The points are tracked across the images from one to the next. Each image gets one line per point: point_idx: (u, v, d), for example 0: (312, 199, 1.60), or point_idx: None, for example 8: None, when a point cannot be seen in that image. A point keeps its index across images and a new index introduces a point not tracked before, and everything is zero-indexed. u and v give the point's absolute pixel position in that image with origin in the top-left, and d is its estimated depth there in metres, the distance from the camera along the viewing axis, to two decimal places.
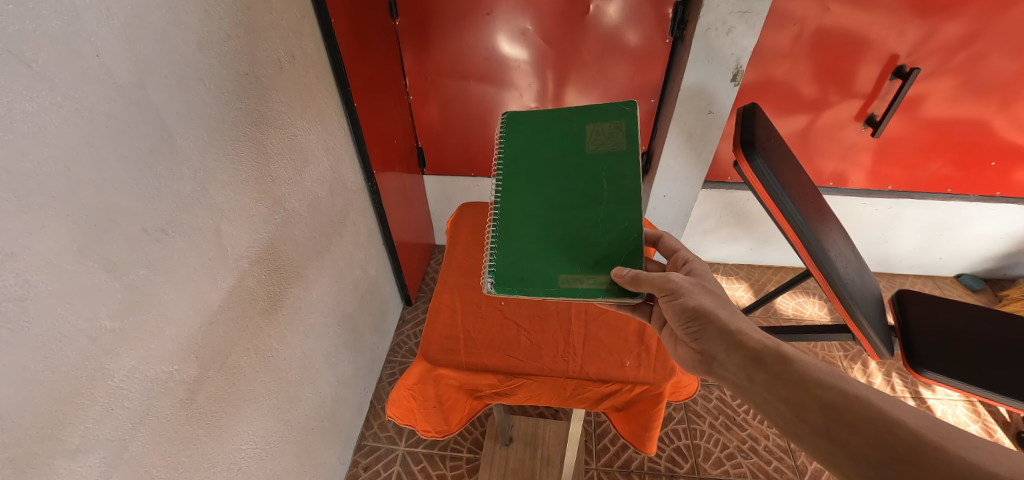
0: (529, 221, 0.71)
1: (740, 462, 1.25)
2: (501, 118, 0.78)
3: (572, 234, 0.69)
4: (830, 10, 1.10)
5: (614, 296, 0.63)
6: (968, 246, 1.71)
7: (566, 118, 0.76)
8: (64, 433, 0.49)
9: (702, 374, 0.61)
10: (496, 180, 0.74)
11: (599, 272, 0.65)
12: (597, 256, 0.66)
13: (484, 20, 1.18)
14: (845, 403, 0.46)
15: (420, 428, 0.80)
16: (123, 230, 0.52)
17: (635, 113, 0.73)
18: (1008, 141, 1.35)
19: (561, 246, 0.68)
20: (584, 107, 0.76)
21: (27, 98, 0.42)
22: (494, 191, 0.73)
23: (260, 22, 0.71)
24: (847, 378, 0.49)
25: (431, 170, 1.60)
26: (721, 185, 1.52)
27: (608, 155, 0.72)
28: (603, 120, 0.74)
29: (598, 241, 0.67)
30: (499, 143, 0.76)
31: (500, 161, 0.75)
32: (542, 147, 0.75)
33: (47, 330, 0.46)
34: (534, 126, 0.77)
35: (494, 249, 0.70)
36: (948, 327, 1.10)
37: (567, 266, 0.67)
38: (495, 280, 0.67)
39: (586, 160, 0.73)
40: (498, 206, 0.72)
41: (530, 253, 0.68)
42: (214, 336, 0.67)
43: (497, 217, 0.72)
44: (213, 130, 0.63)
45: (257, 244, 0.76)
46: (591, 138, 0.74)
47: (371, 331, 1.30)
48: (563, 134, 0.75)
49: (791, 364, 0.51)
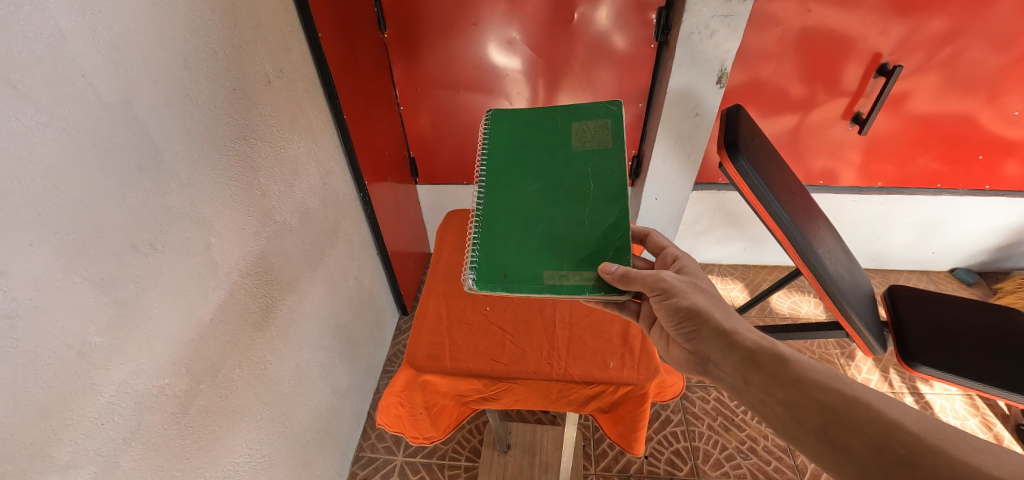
0: (514, 217, 0.71)
1: (740, 463, 1.25)
2: (486, 115, 0.79)
3: (559, 230, 0.69)
4: (812, 11, 1.12)
5: (601, 292, 0.63)
6: (960, 241, 1.72)
7: (551, 118, 0.78)
8: (54, 449, 0.49)
9: (697, 374, 0.61)
10: (481, 179, 0.75)
11: (585, 268, 0.66)
12: (583, 253, 0.67)
13: (472, 30, 1.20)
14: (843, 405, 0.46)
15: (409, 435, 0.80)
16: (111, 246, 0.53)
17: (621, 113, 0.74)
18: (995, 133, 1.37)
19: (546, 243, 0.68)
20: (569, 107, 0.78)
21: (14, 119, 0.43)
22: (478, 189, 0.74)
23: (247, 39, 0.73)
24: (845, 379, 0.49)
25: (424, 179, 1.61)
26: (712, 187, 1.53)
27: (594, 153, 0.73)
28: (589, 119, 0.75)
29: (584, 237, 0.68)
30: (485, 139, 0.77)
31: (486, 160, 0.76)
32: (527, 145, 0.76)
33: (35, 346, 0.46)
34: (519, 126, 0.78)
35: (477, 245, 0.69)
36: (941, 322, 1.10)
37: (552, 262, 0.67)
38: (478, 276, 0.67)
39: (572, 158, 0.74)
40: (482, 203, 0.73)
41: (515, 250, 0.68)
42: (206, 349, 0.68)
43: (481, 214, 0.72)
44: (201, 145, 0.64)
45: (247, 258, 0.76)
46: (577, 136, 0.75)
47: (366, 341, 1.30)
48: (548, 133, 0.77)
49: (789, 365, 0.52)
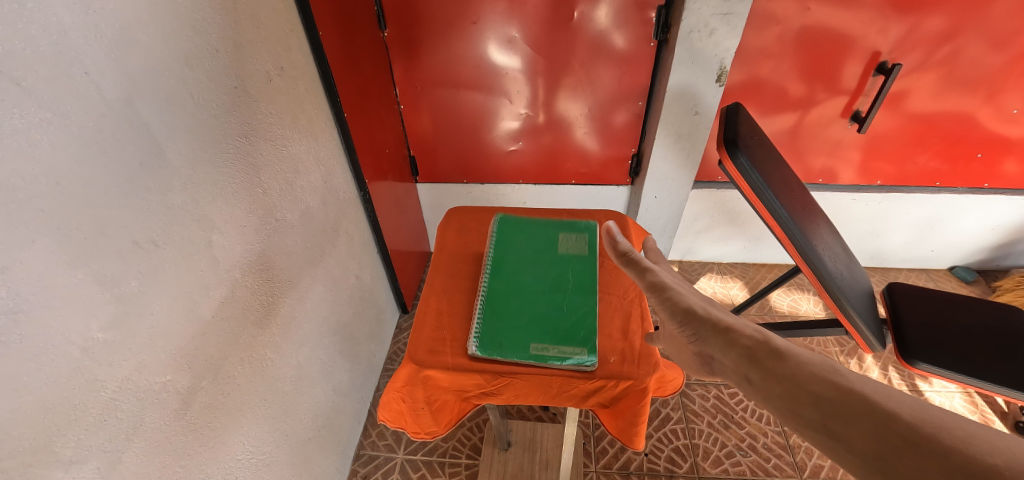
0: (511, 298, 0.82)
1: (739, 460, 1.25)
2: (495, 219, 0.96)
3: (543, 313, 0.80)
4: (811, 10, 1.12)
5: (575, 364, 0.72)
6: (959, 239, 1.72)
7: (544, 229, 0.95)
8: (57, 444, 0.49)
9: (704, 376, 0.62)
10: (486, 269, 0.87)
11: (565, 344, 0.75)
12: (563, 332, 0.76)
13: (472, 29, 1.20)
14: (839, 397, 0.45)
15: (411, 430, 0.81)
16: (114, 243, 0.53)
17: (596, 231, 0.94)
18: (994, 132, 1.37)
19: (534, 320, 0.79)
20: (558, 221, 0.97)
21: (17, 116, 0.43)
22: (484, 275, 0.86)
23: (249, 37, 0.73)
24: (841, 371, 0.48)
25: (424, 178, 1.61)
26: (712, 185, 1.53)
27: (575, 258, 0.89)
28: (572, 232, 0.94)
29: (564, 319, 0.79)
30: (492, 238, 0.93)
31: (491, 254, 0.89)
32: (524, 246, 0.92)
33: (38, 342, 0.47)
34: (519, 230, 0.94)
35: (479, 315, 0.79)
36: (940, 319, 1.10)
37: (537, 337, 0.76)
38: (479, 342, 0.75)
39: (558, 260, 0.89)
40: (486, 285, 0.85)
41: (508, 325, 0.78)
42: (207, 346, 0.68)
43: (484, 293, 0.83)
44: (202, 143, 0.65)
45: (249, 255, 0.76)
46: (563, 244, 0.92)
47: (366, 339, 1.31)
48: (541, 239, 0.93)
49: (784, 359, 0.52)
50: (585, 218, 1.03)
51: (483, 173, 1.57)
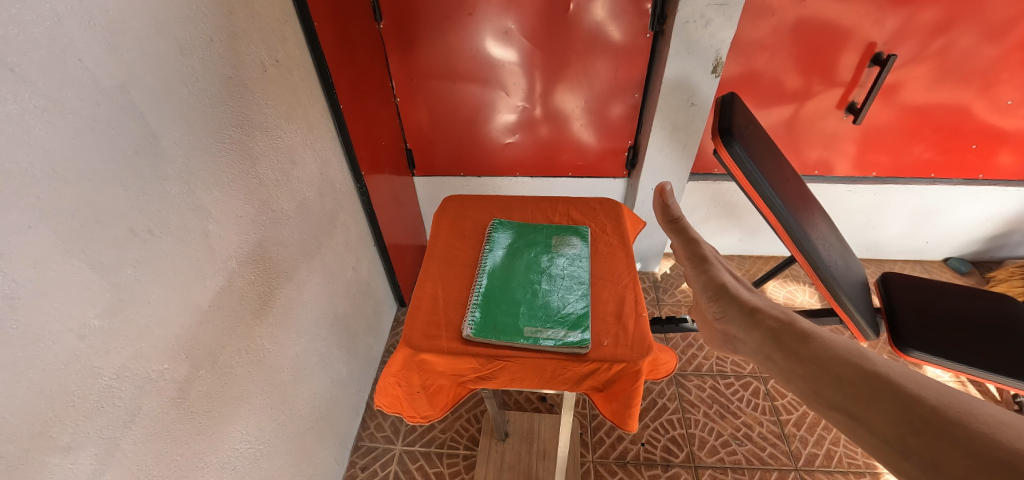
0: (507, 287, 0.83)
1: (734, 449, 1.26)
2: (492, 220, 0.97)
3: (538, 301, 0.81)
4: (806, 1, 1.12)
5: (569, 346, 0.73)
6: (954, 230, 1.73)
7: (538, 227, 0.96)
8: (55, 430, 0.49)
9: (729, 351, 0.68)
10: (482, 261, 0.88)
11: (560, 328, 0.76)
12: (558, 317, 0.77)
13: (468, 21, 1.20)
14: (863, 379, 0.47)
15: (407, 414, 0.81)
16: (110, 230, 0.53)
17: (589, 229, 0.96)
18: (988, 123, 1.38)
19: (529, 307, 0.80)
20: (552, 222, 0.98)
21: (12, 102, 0.43)
22: (481, 267, 0.87)
23: (243, 27, 0.73)
24: (869, 355, 0.50)
25: (421, 171, 1.61)
26: (707, 177, 1.54)
27: (570, 253, 0.90)
28: (566, 229, 0.95)
29: (560, 306, 0.79)
30: (489, 234, 0.93)
31: (488, 249, 0.90)
32: (520, 242, 0.93)
33: (34, 328, 0.47)
34: (515, 229, 0.96)
35: (476, 302, 0.79)
36: (935, 306, 1.11)
37: (533, 322, 0.77)
38: (475, 326, 0.75)
39: (552, 254, 0.90)
40: (484, 275, 0.85)
41: (504, 311, 0.78)
42: (204, 335, 0.68)
43: (480, 282, 0.83)
44: (197, 132, 0.65)
45: (245, 245, 0.77)
46: (557, 239, 0.93)
47: (365, 332, 1.31)
48: (536, 236, 0.94)
49: (808, 342, 0.55)
50: (579, 207, 1.03)
51: (480, 166, 1.57)
